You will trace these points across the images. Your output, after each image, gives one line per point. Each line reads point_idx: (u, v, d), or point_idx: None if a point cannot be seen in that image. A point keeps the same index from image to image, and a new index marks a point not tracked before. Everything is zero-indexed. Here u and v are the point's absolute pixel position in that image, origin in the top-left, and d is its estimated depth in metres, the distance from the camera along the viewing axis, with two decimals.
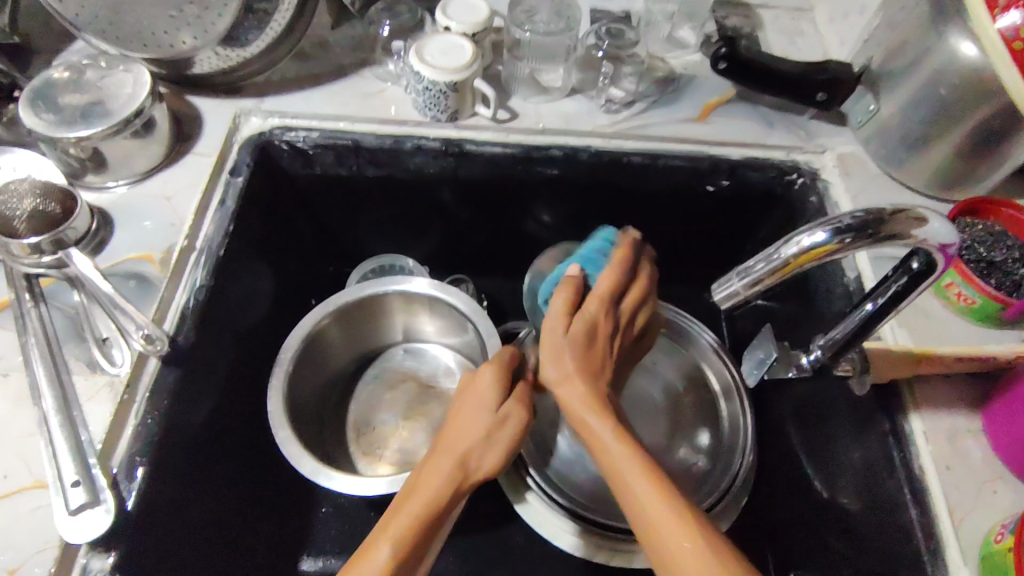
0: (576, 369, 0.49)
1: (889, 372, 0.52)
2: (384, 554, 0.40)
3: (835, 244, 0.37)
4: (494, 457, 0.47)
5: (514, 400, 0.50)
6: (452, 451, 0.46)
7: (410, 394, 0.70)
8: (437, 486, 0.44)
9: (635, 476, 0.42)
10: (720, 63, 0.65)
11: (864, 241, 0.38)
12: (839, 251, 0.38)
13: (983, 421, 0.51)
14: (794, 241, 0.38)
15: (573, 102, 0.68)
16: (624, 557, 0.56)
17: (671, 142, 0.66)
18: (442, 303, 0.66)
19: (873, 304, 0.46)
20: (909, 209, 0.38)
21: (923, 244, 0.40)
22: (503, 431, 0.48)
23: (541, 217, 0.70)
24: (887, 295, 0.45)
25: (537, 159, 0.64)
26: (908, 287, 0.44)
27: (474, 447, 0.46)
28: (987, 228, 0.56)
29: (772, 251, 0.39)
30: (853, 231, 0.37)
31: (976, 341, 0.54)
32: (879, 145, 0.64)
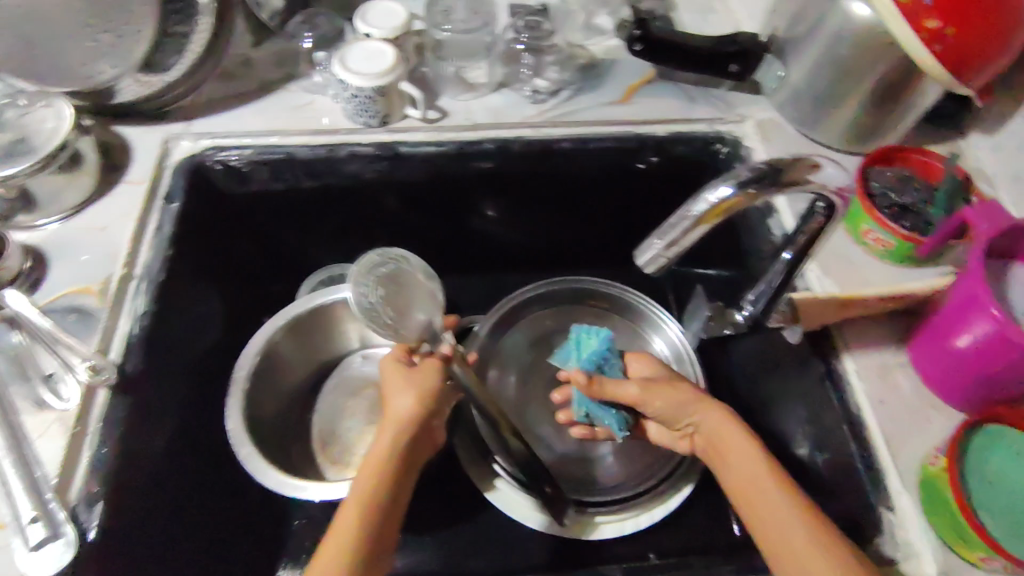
0: (702, 419, 0.53)
1: (818, 318, 0.55)
2: (349, 522, 0.46)
3: (740, 197, 0.39)
4: (414, 408, 0.54)
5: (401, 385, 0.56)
6: (389, 422, 0.53)
7: (372, 399, 0.71)
8: (371, 471, 0.49)
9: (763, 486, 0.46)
10: (636, 44, 0.68)
11: (767, 191, 0.40)
12: (747, 201, 0.40)
13: (909, 353, 0.55)
14: (703, 198, 0.40)
15: (502, 96, 0.69)
16: (599, 529, 0.58)
17: (598, 126, 0.68)
18: None
19: (789, 253, 0.49)
20: (804, 157, 0.40)
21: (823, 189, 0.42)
22: (417, 388, 0.55)
23: (485, 211, 0.72)
24: (800, 243, 0.48)
25: (472, 153, 0.66)
26: (817, 233, 0.47)
27: (396, 410, 0.54)
28: (896, 175, 0.60)
29: (684, 210, 0.40)
30: (755, 182, 0.39)
31: (895, 281, 0.57)
32: (794, 108, 0.67)
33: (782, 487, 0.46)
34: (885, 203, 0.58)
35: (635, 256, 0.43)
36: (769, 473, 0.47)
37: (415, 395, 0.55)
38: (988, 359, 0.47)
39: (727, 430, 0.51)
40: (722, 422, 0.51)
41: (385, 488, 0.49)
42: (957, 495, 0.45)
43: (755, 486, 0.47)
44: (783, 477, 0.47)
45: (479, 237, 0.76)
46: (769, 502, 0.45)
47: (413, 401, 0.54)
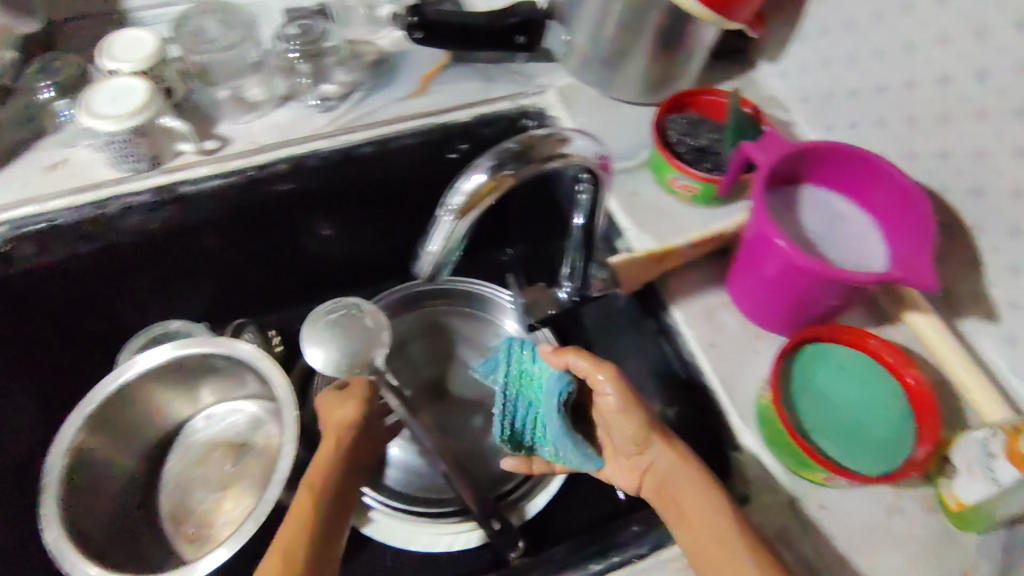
0: (659, 461, 0.48)
1: (636, 278, 0.54)
2: (304, 504, 0.49)
3: (492, 183, 0.37)
4: (357, 413, 0.57)
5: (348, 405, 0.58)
6: (331, 427, 0.57)
7: (222, 461, 0.66)
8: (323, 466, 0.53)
9: (726, 545, 0.42)
10: (416, 32, 0.64)
11: (519, 173, 0.38)
12: (506, 183, 0.37)
13: (729, 293, 0.56)
14: (456, 189, 0.38)
15: (288, 110, 0.64)
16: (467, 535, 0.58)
17: (396, 123, 0.65)
18: (216, 359, 0.63)
19: (579, 218, 0.50)
20: (551, 132, 0.38)
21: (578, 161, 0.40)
22: (358, 399, 0.58)
23: (319, 230, 0.68)
24: (584, 206, 0.49)
25: (263, 179, 0.61)
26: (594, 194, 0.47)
27: (337, 418, 0.57)
28: (689, 120, 0.60)
29: (443, 203, 0.38)
30: (504, 165, 0.37)
31: (705, 223, 0.59)
32: (588, 70, 0.67)
33: (744, 552, 0.42)
34: (685, 148, 0.59)
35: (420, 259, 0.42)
36: (732, 532, 0.43)
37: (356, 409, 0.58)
38: (792, 283, 0.48)
39: (682, 474, 0.46)
40: (683, 472, 0.46)
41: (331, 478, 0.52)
42: (785, 422, 0.47)
43: (709, 539, 0.43)
44: (747, 541, 0.42)
45: (314, 257, 0.71)
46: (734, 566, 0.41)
47: (355, 407, 0.57)
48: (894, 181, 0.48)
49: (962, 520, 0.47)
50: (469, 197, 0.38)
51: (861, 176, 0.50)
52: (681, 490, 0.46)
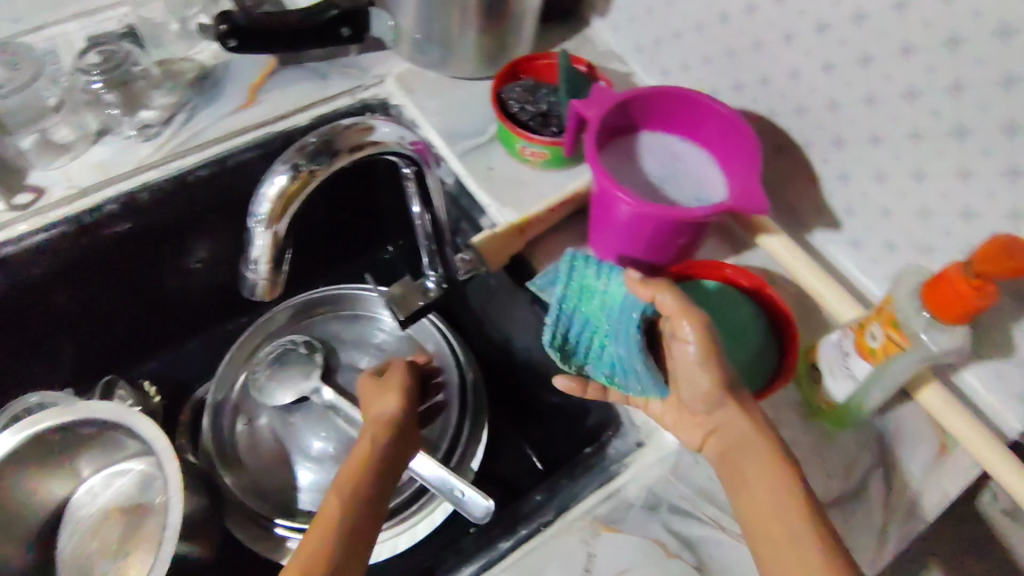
0: (728, 420, 0.43)
1: (501, 254, 0.55)
2: (336, 506, 0.45)
3: (297, 180, 0.37)
4: (400, 407, 0.54)
5: (384, 411, 0.54)
6: (371, 421, 0.54)
7: (117, 529, 0.62)
8: (360, 459, 0.48)
9: (789, 516, 0.38)
10: (229, 40, 0.60)
11: (324, 165, 0.37)
12: (309, 179, 0.37)
13: (594, 251, 0.56)
14: (262, 195, 0.37)
15: (106, 146, 0.60)
16: (425, 523, 0.57)
17: (231, 139, 0.61)
18: (81, 425, 0.58)
19: (415, 207, 0.49)
20: (350, 123, 0.39)
21: (387, 148, 0.40)
22: (398, 389, 0.56)
23: (195, 257, 0.65)
24: (417, 196, 0.48)
25: (95, 224, 0.56)
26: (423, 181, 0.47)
27: (382, 411, 0.54)
28: (527, 86, 0.60)
29: (251, 214, 0.37)
30: (306, 159, 0.37)
31: (561, 187, 0.59)
32: (420, 54, 0.65)
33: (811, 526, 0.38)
34: (527, 116, 0.59)
35: (246, 292, 0.41)
36: (795, 504, 0.39)
37: (394, 414, 0.53)
38: (644, 228, 0.49)
39: (752, 444, 0.42)
40: (753, 436, 0.42)
41: (374, 475, 0.47)
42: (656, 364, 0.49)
43: (774, 516, 0.39)
44: (815, 517, 0.38)
45: (178, 295, 0.67)
46: (794, 538, 0.37)
47: (399, 400, 0.55)
48: (716, 112, 0.49)
49: (836, 420, 0.50)
50: (276, 201, 0.37)
51: (688, 113, 0.51)
52: (748, 453, 0.42)
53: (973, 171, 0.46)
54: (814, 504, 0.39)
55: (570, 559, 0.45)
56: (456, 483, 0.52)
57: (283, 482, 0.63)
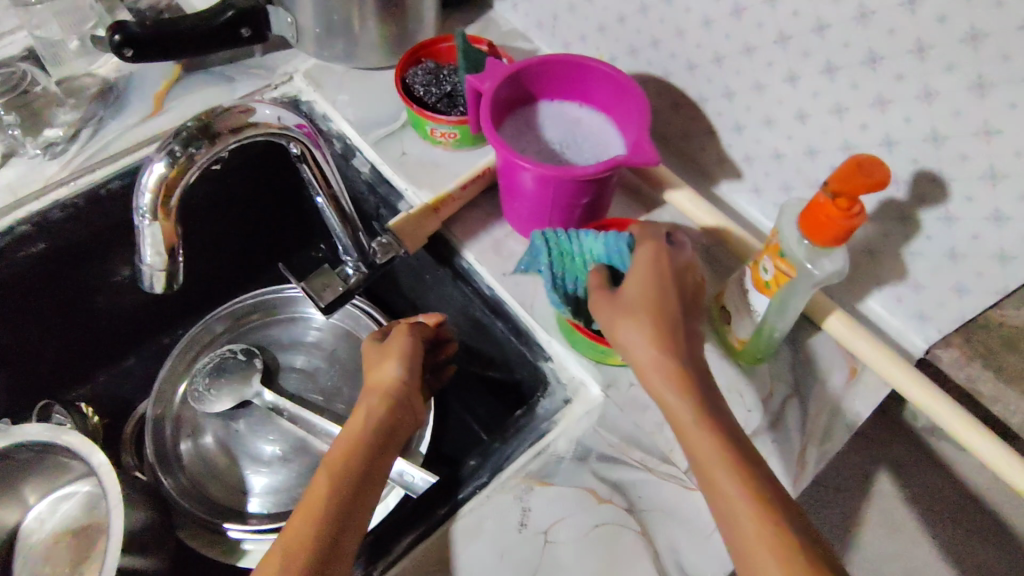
0: (635, 364, 0.41)
1: (418, 234, 0.56)
2: (323, 483, 0.42)
3: (177, 169, 0.37)
4: (401, 374, 0.51)
5: (384, 376, 0.51)
6: (374, 386, 0.51)
7: (67, 552, 0.62)
8: (355, 436, 0.46)
9: (693, 445, 0.37)
10: (126, 51, 0.59)
11: (204, 152, 0.38)
12: (188, 169, 0.37)
13: (510, 223, 0.58)
14: (142, 187, 0.37)
15: (12, 168, 0.59)
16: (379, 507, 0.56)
17: (140, 148, 0.61)
18: (18, 452, 0.56)
19: (320, 196, 0.50)
20: (228, 106, 0.39)
21: (271, 130, 0.41)
22: (399, 353, 0.53)
23: (120, 272, 0.65)
24: (317, 184, 0.49)
25: (6, 246, 0.56)
26: (319, 167, 0.47)
27: (381, 376, 0.51)
28: (429, 70, 0.61)
29: (136, 208, 0.38)
30: (183, 147, 0.37)
31: (473, 163, 0.61)
32: (325, 49, 0.66)
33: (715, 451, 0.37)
34: (432, 98, 0.60)
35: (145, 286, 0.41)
36: (703, 430, 0.38)
37: (391, 383, 0.51)
38: (549, 192, 0.51)
39: (657, 377, 0.40)
40: (656, 373, 0.40)
41: (365, 453, 0.45)
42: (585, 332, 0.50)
43: (687, 447, 0.38)
44: (720, 441, 0.37)
45: (106, 313, 0.67)
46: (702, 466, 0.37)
47: (401, 363, 0.51)
48: (604, 74, 0.51)
49: (747, 357, 0.52)
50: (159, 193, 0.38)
51: (579, 79, 0.53)
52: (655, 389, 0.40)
53: (847, 106, 0.49)
54: (724, 430, 0.37)
55: (506, 516, 0.46)
56: (410, 469, 0.52)
57: (233, 485, 0.63)
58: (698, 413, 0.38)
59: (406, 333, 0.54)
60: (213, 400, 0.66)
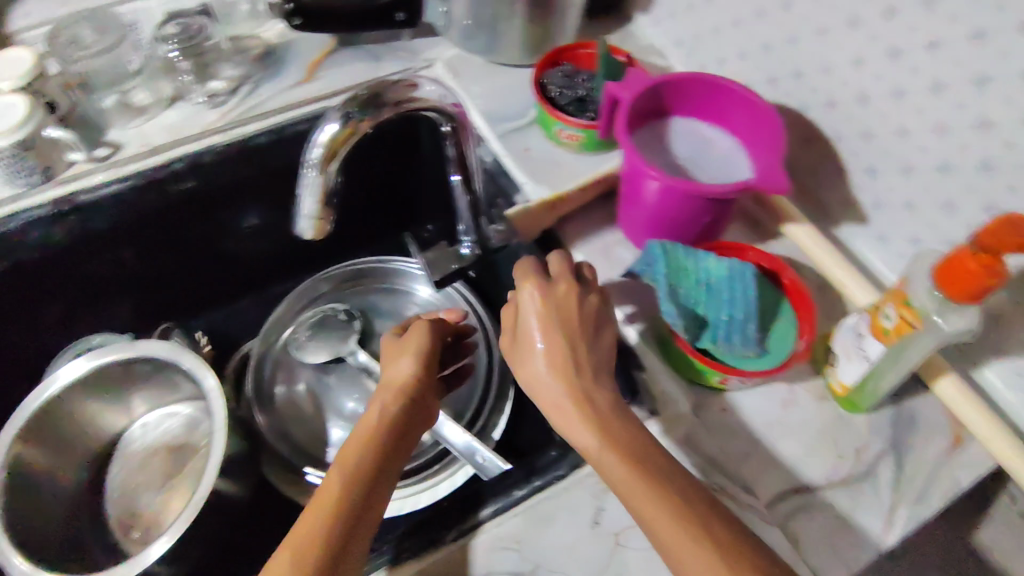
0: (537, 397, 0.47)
1: (533, 224, 0.58)
2: (333, 489, 0.44)
3: (350, 128, 0.40)
4: (414, 373, 0.53)
5: (392, 378, 0.53)
6: (387, 384, 0.52)
7: (164, 464, 0.67)
8: (365, 440, 0.47)
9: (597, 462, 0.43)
10: (295, 19, 0.64)
11: (374, 116, 0.41)
12: (359, 130, 0.41)
13: (622, 231, 0.59)
14: (317, 142, 0.40)
15: (177, 110, 0.65)
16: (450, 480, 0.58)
17: (288, 110, 0.66)
18: (139, 362, 0.62)
19: (456, 175, 0.53)
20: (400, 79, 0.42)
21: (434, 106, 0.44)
22: (413, 353, 0.54)
23: (248, 221, 0.70)
24: (457, 164, 0.52)
25: (164, 179, 0.62)
26: (462, 148, 0.50)
27: (396, 373, 0.53)
28: (566, 73, 0.63)
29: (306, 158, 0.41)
30: (358, 110, 0.40)
31: (593, 168, 0.61)
32: (469, 40, 0.69)
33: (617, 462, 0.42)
34: (565, 101, 0.62)
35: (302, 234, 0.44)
36: (603, 448, 0.43)
37: (404, 383, 0.52)
38: (670, 206, 0.51)
39: (557, 405, 0.45)
40: (554, 398, 0.46)
41: (375, 457, 0.46)
42: (686, 347, 0.50)
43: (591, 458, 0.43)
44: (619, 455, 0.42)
45: (228, 257, 0.73)
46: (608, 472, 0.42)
47: (414, 363, 0.53)
48: (745, 101, 0.51)
49: (849, 402, 0.51)
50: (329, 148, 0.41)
51: (717, 101, 0.53)
52: (554, 416, 0.46)
53: (996, 164, 0.47)
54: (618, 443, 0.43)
55: (579, 512, 0.47)
56: (483, 451, 0.53)
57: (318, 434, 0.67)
58: (596, 434, 0.43)
59: (421, 333, 0.56)
60: (311, 352, 0.70)
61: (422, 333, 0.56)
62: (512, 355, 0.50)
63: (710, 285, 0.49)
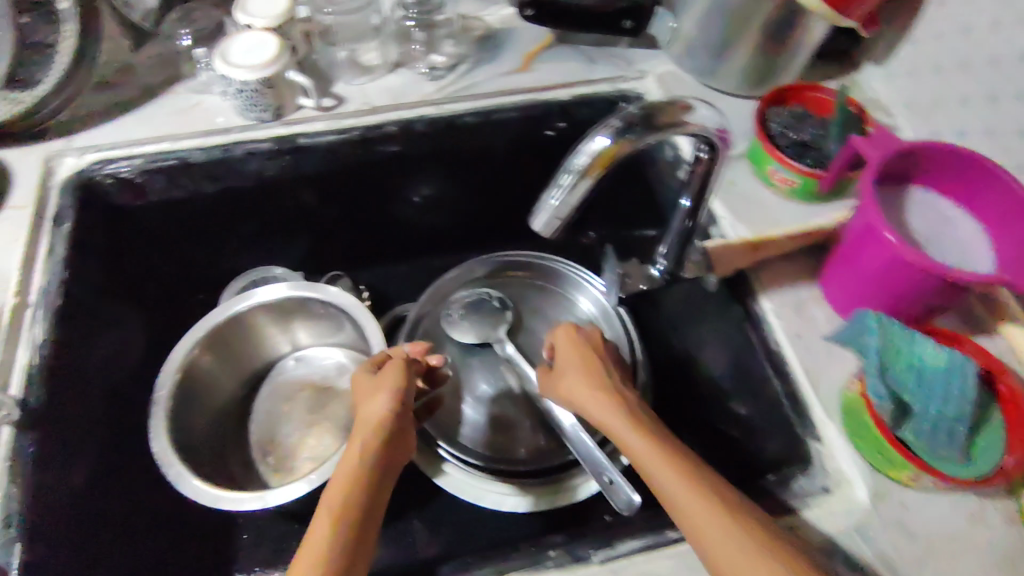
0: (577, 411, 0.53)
1: (731, 264, 0.57)
2: (328, 526, 0.43)
3: (619, 146, 0.37)
4: (391, 410, 0.51)
5: (360, 415, 0.52)
6: (362, 420, 0.51)
7: (308, 401, 0.71)
8: (355, 477, 0.47)
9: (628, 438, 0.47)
10: (528, 10, 0.66)
11: (645, 137, 0.38)
12: (627, 150, 0.38)
13: (822, 288, 0.56)
14: (582, 150, 0.38)
15: (399, 76, 0.67)
16: (582, 485, 0.61)
17: (500, 96, 0.67)
18: (314, 302, 0.67)
19: (688, 199, 0.50)
20: (679, 98, 0.39)
21: (702, 131, 0.41)
22: (390, 388, 0.53)
23: (413, 196, 0.72)
24: (694, 188, 0.49)
25: (375, 138, 0.64)
26: (710, 175, 0.47)
27: (371, 412, 0.51)
28: (794, 113, 0.61)
29: (567, 165, 0.38)
30: (632, 128, 0.37)
31: (802, 218, 0.59)
32: (690, 59, 0.68)
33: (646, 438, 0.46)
34: (785, 142, 0.60)
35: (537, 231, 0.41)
36: (632, 429, 0.47)
37: (382, 420, 0.51)
38: (896, 280, 0.49)
39: (593, 403, 0.51)
40: (586, 399, 0.52)
41: (363, 497, 0.46)
42: (875, 418, 0.48)
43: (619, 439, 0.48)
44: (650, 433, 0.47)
45: (400, 222, 0.75)
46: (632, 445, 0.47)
47: (391, 401, 0.52)
48: (1007, 188, 0.48)
49: None
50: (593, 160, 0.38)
51: (971, 181, 0.50)
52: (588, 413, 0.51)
53: None
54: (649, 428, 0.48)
55: None
56: (611, 473, 0.53)
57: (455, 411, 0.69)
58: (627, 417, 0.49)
59: (362, 381, 0.55)
60: (462, 332, 0.71)
61: (364, 384, 0.55)
62: (555, 392, 0.56)
63: (921, 372, 0.46)
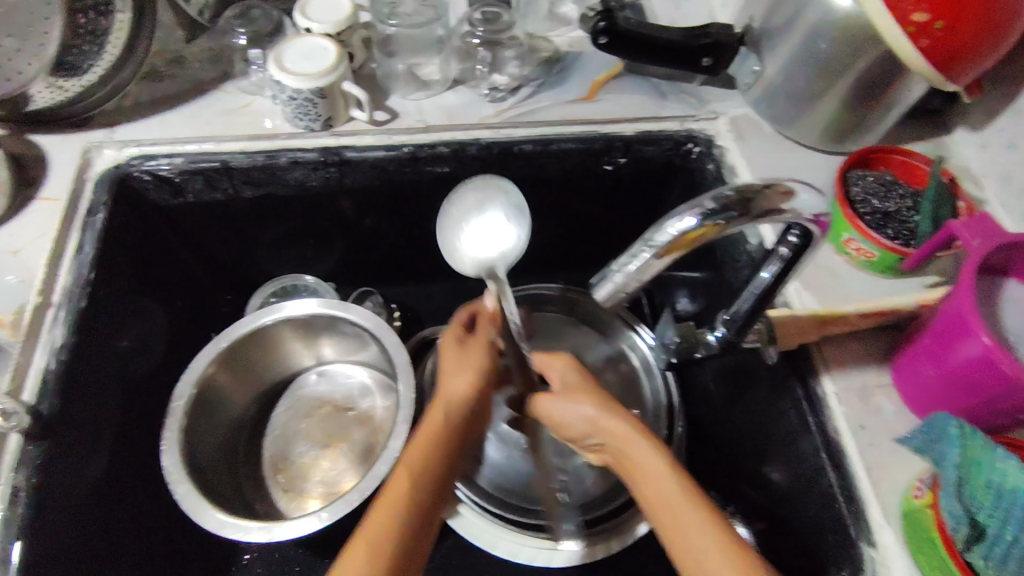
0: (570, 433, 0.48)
1: (797, 337, 0.51)
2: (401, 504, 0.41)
3: (706, 228, 0.35)
4: (476, 386, 0.49)
5: (449, 375, 0.50)
6: (445, 386, 0.49)
7: (327, 420, 0.68)
8: (425, 453, 0.44)
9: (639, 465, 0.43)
10: (601, 38, 0.62)
11: (735, 222, 0.35)
12: (713, 234, 0.35)
13: (894, 379, 0.51)
14: (664, 227, 0.36)
15: (457, 94, 0.64)
16: (605, 545, 0.58)
17: (561, 125, 0.63)
18: (344, 322, 0.63)
19: (768, 272, 0.45)
20: (776, 182, 0.36)
21: (795, 217, 0.38)
22: (475, 367, 0.50)
23: None
24: (777, 264, 0.44)
25: (424, 158, 0.61)
26: (796, 251, 0.43)
27: (454, 382, 0.49)
28: (879, 179, 0.57)
29: (646, 240, 0.36)
30: (722, 212, 0.35)
31: (878, 294, 0.54)
32: (768, 105, 0.63)
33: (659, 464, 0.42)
34: (866, 210, 0.55)
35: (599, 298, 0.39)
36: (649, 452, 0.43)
37: (468, 387, 0.49)
38: (987, 390, 0.43)
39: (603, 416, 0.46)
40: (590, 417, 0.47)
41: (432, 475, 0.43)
42: (942, 532, 0.42)
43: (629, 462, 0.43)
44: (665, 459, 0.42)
45: (440, 243, 0.71)
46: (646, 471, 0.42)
47: (475, 377, 0.49)
48: None
49: None
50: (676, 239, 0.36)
51: None
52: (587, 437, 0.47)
53: None
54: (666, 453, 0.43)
55: None
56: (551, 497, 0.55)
57: None
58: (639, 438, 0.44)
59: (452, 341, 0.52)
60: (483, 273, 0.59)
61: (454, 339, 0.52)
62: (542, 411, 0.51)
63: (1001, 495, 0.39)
